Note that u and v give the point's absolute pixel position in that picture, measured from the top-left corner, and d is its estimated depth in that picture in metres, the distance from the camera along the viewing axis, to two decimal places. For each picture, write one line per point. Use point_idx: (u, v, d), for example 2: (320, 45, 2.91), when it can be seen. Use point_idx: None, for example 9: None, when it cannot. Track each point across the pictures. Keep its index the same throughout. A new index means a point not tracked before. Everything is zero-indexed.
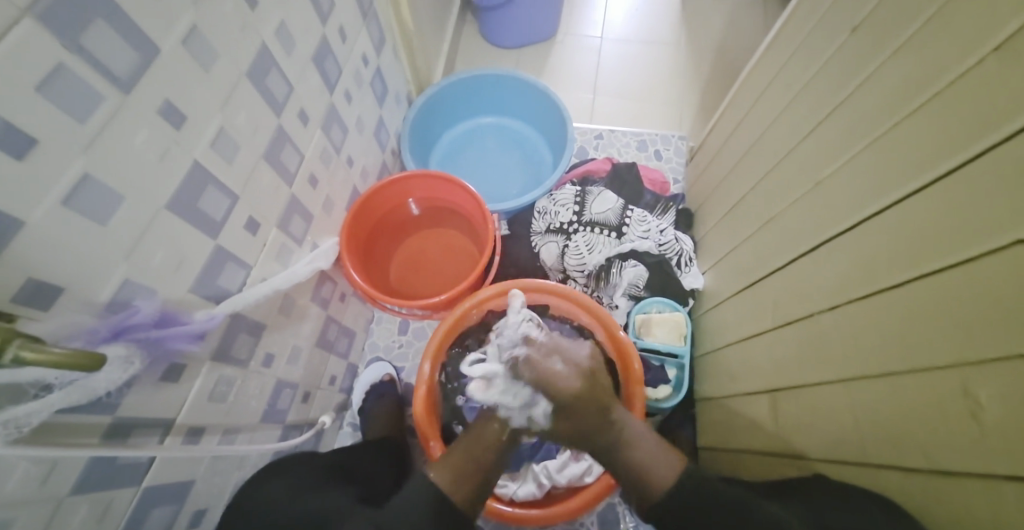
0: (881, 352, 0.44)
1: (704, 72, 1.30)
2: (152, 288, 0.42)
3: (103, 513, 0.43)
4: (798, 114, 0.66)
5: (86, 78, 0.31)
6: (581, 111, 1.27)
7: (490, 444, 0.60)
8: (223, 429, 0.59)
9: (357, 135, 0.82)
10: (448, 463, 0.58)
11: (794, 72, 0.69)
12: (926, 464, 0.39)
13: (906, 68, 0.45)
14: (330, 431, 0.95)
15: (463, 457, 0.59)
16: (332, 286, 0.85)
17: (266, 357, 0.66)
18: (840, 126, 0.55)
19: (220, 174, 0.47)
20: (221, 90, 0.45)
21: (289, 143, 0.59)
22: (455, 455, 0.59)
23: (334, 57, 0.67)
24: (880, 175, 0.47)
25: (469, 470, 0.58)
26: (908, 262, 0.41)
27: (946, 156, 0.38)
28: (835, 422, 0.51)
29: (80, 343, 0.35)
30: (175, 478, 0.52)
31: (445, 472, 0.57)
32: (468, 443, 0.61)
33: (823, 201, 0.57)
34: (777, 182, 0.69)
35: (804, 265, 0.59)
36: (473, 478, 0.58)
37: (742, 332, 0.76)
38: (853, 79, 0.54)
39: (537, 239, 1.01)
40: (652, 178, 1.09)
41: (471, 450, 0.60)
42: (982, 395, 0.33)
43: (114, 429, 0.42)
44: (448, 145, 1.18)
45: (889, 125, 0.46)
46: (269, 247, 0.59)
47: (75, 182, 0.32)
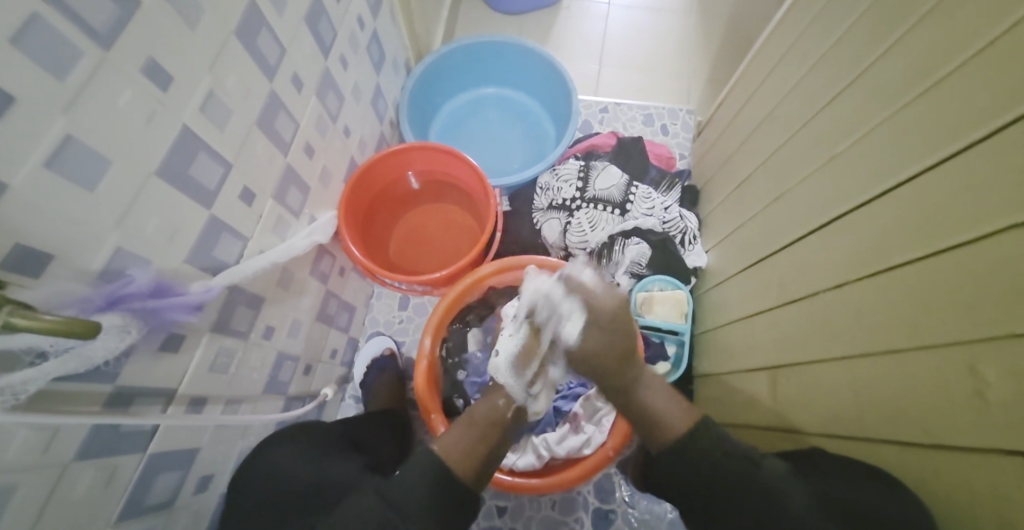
0: (886, 329, 0.44)
1: (714, 42, 1.26)
2: (144, 258, 0.41)
3: (108, 478, 0.44)
4: (814, 85, 0.63)
5: (62, 31, 0.29)
6: (585, 83, 1.23)
7: (493, 420, 0.62)
8: (225, 399, 0.59)
9: (353, 104, 0.79)
10: (460, 436, 0.58)
11: (812, 41, 0.66)
12: (926, 440, 0.39)
13: (934, 35, 0.42)
14: (333, 403, 0.96)
15: (473, 431, 0.59)
16: (332, 260, 0.85)
17: (267, 330, 0.66)
18: (859, 98, 0.53)
19: (211, 141, 0.46)
20: (209, 50, 0.43)
21: (283, 110, 0.57)
22: (458, 430, 0.59)
23: (328, 20, 0.65)
24: (900, 148, 0.45)
25: (476, 445, 0.58)
26: (921, 237, 0.40)
27: (971, 127, 0.36)
28: (836, 398, 0.51)
29: (74, 311, 0.34)
30: (179, 446, 0.53)
31: (450, 445, 0.57)
32: (471, 415, 0.62)
33: (835, 177, 0.55)
34: (789, 157, 0.67)
35: (812, 244, 0.58)
36: (483, 451, 0.58)
37: (745, 309, 0.76)
38: (875, 48, 0.51)
39: (538, 214, 0.99)
40: (657, 153, 1.07)
41: (475, 425, 0.60)
42: (990, 374, 0.33)
43: (115, 398, 0.42)
44: (448, 118, 1.15)
45: (910, 96, 0.44)
46: (266, 218, 0.58)
47: (59, 142, 0.31)
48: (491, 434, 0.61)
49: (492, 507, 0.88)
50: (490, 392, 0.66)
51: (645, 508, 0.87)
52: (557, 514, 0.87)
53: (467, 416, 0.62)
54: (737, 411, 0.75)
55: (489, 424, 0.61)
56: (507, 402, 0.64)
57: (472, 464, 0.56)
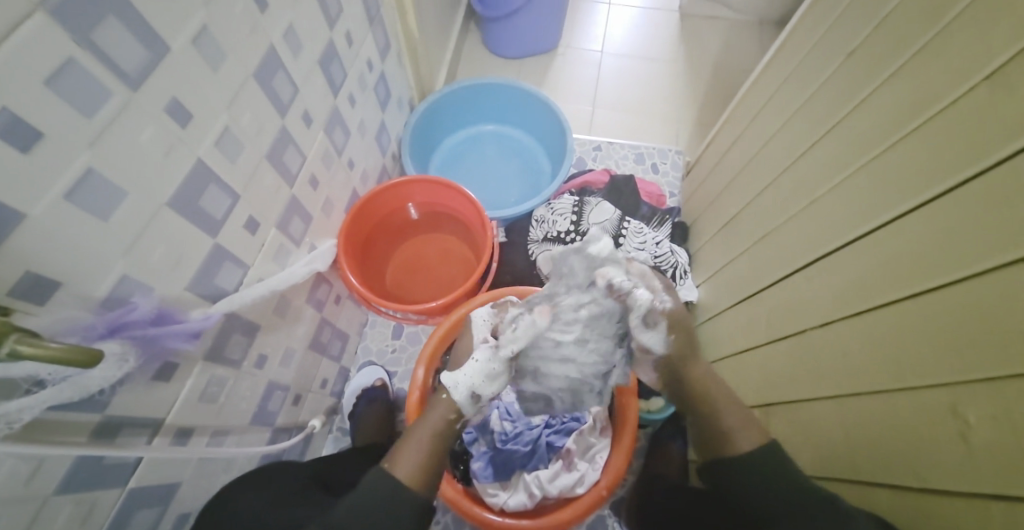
0: (871, 368, 0.45)
1: (702, 88, 1.33)
2: (149, 286, 0.41)
3: (85, 514, 0.42)
4: (794, 133, 0.67)
5: (93, 72, 0.31)
6: (579, 123, 1.28)
7: (444, 432, 0.58)
8: (211, 431, 0.58)
9: (358, 139, 0.82)
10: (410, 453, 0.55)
11: (791, 93, 0.70)
12: (917, 482, 0.39)
13: (901, 94, 0.46)
14: (319, 436, 0.94)
15: (425, 445, 0.56)
16: (328, 288, 0.85)
17: (259, 358, 0.65)
18: (834, 147, 0.57)
19: (221, 173, 0.47)
20: (228, 90, 0.45)
21: (292, 144, 0.59)
22: (410, 444, 0.56)
23: (339, 62, 0.68)
24: (874, 195, 0.48)
25: (426, 459, 0.55)
26: (900, 280, 0.42)
27: (940, 179, 0.39)
28: (828, 437, 0.51)
29: (76, 339, 0.35)
30: (161, 479, 0.51)
31: (405, 461, 0.54)
32: (423, 425, 0.58)
33: (817, 219, 0.58)
34: (773, 199, 0.70)
35: (797, 282, 0.60)
36: (433, 465, 0.55)
37: (736, 345, 0.77)
38: (849, 101, 0.55)
39: (534, 247, 1.01)
40: (649, 191, 1.11)
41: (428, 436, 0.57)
42: (971, 416, 0.34)
43: (102, 427, 0.41)
44: (448, 151, 1.18)
45: (882, 148, 0.47)
46: (267, 247, 0.59)
47: (79, 175, 0.32)
48: (442, 447, 0.57)
49: None
50: (433, 402, 0.60)
51: None
52: None
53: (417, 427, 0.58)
54: None
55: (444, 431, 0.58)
56: (458, 416, 0.59)
57: (421, 478, 0.53)
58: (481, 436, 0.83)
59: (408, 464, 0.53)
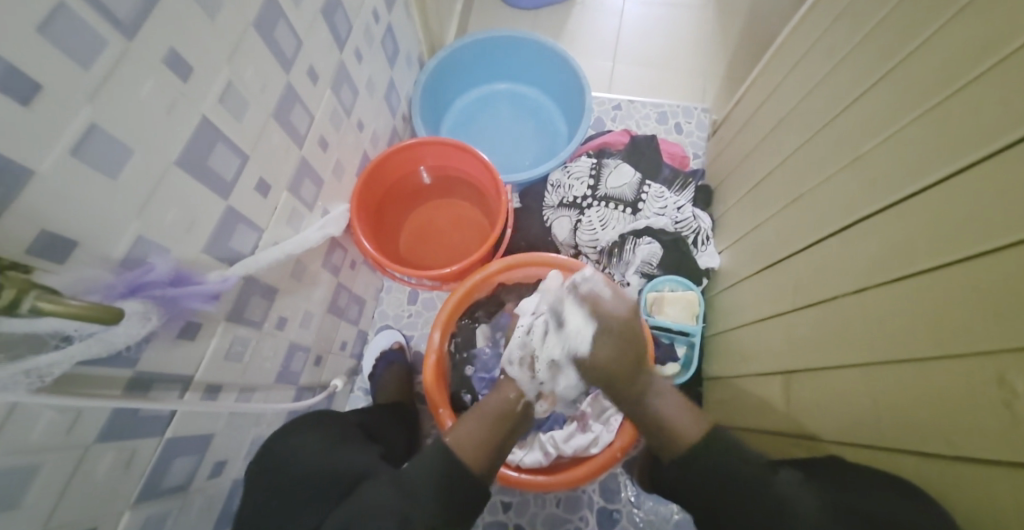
0: (911, 334, 0.43)
1: (732, 40, 1.24)
2: (164, 247, 0.42)
3: (126, 462, 0.45)
4: (839, 84, 0.62)
5: (88, 20, 0.30)
6: (599, 80, 1.22)
7: (503, 412, 0.65)
8: (239, 388, 0.60)
9: (367, 98, 0.80)
10: (471, 429, 0.61)
11: (837, 38, 0.64)
12: (952, 452, 0.38)
13: (969, 33, 0.41)
14: (342, 395, 0.97)
15: (483, 422, 0.63)
16: (343, 253, 0.85)
17: (279, 320, 0.67)
18: (886, 97, 0.52)
19: (228, 132, 0.46)
20: (228, 42, 0.43)
21: (298, 102, 0.58)
22: (473, 421, 0.63)
23: (343, 14, 0.65)
24: (930, 149, 0.44)
25: (483, 435, 0.61)
26: (949, 241, 0.39)
27: (1006, 129, 0.35)
28: (854, 404, 0.50)
29: (98, 297, 0.35)
30: (194, 432, 0.54)
31: (465, 433, 0.61)
32: (485, 408, 0.65)
33: (860, 178, 0.54)
34: (811, 158, 0.66)
35: (831, 246, 0.58)
36: (491, 441, 0.62)
37: (759, 312, 0.75)
38: (907, 44, 0.50)
39: (549, 212, 0.99)
40: (671, 152, 1.06)
41: (487, 417, 0.64)
42: (1019, 385, 0.32)
43: (134, 382, 0.43)
44: (461, 114, 1.15)
45: (941, 98, 0.43)
46: (280, 210, 0.59)
47: (83, 129, 0.31)
48: (499, 424, 0.64)
49: (498, 502, 0.89)
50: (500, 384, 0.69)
51: (650, 508, 0.87)
52: (562, 512, 0.87)
53: (480, 408, 0.66)
54: (747, 411, 0.75)
55: (500, 416, 0.65)
56: (519, 397, 0.67)
57: (479, 455, 0.59)
58: None
59: (468, 439, 0.60)
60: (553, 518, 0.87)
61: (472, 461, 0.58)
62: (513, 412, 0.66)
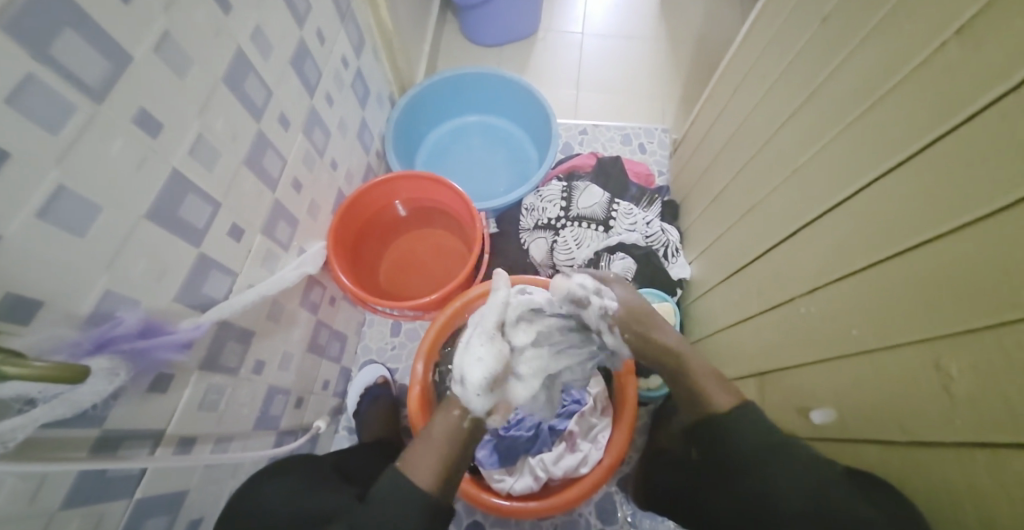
0: (858, 330, 0.45)
1: (685, 64, 1.32)
2: (133, 300, 0.41)
3: (95, 526, 0.43)
4: (774, 103, 0.67)
5: (55, 87, 0.30)
6: (564, 108, 1.27)
7: (454, 434, 0.56)
8: (215, 438, 0.59)
9: (340, 138, 0.81)
10: (423, 458, 0.54)
11: (770, 61, 0.70)
12: (904, 437, 0.40)
13: (874, 55, 0.46)
14: (326, 436, 0.95)
15: (437, 449, 0.55)
16: (321, 290, 0.85)
17: (257, 364, 0.66)
18: (814, 113, 0.56)
19: (200, 182, 0.47)
20: (197, 97, 0.44)
21: (270, 147, 0.59)
22: (422, 448, 0.55)
23: (313, 61, 0.67)
24: (853, 159, 0.48)
25: (440, 459, 0.54)
26: (880, 240, 0.43)
27: (913, 139, 0.39)
28: (819, 400, 0.52)
29: (63, 356, 0.35)
30: (167, 489, 0.52)
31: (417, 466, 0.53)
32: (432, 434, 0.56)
33: (800, 188, 0.58)
34: (757, 171, 0.70)
35: (784, 252, 0.61)
36: (449, 464, 0.54)
37: (729, 319, 0.78)
38: (826, 66, 0.54)
39: (525, 235, 1.01)
40: (637, 171, 1.10)
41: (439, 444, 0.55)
42: (953, 368, 0.34)
43: (102, 442, 0.42)
44: (433, 146, 1.18)
45: (858, 112, 0.48)
46: (254, 252, 0.59)
47: (51, 193, 0.32)
48: (456, 449, 0.56)
49: None
50: (443, 403, 0.59)
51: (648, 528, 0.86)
52: None
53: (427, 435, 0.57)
54: None
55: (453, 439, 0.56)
56: (467, 415, 0.57)
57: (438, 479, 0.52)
58: None
59: (424, 468, 0.52)
60: None
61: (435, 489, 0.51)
62: (465, 431, 0.57)
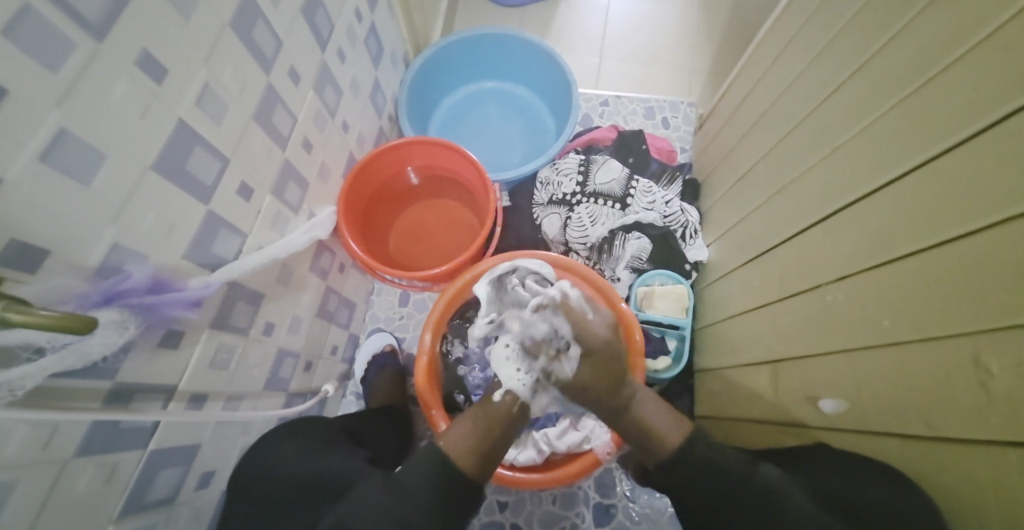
0: (890, 320, 0.43)
1: (716, 35, 1.25)
2: (141, 254, 0.40)
3: (109, 475, 0.44)
4: (817, 76, 0.62)
5: (55, 21, 0.29)
6: (586, 77, 1.22)
7: (491, 416, 0.59)
8: (226, 396, 0.59)
9: (352, 98, 0.79)
10: (460, 432, 0.57)
11: (816, 30, 0.65)
12: (930, 432, 0.39)
13: (938, 23, 0.42)
14: (334, 400, 0.96)
15: (477, 425, 0.58)
16: (331, 256, 0.84)
17: (267, 326, 0.66)
18: (863, 86, 0.52)
19: (208, 135, 0.45)
20: (204, 43, 0.42)
21: (280, 103, 0.57)
22: (460, 424, 0.58)
23: (325, 12, 0.64)
24: (904, 138, 0.44)
25: (479, 438, 0.57)
26: (925, 228, 0.40)
27: (975, 116, 0.36)
28: (838, 391, 0.50)
29: (71, 307, 0.34)
30: (179, 443, 0.52)
31: (444, 433, 0.57)
32: (463, 410, 0.61)
33: (839, 168, 0.54)
34: (792, 150, 0.67)
35: (814, 236, 0.58)
36: (486, 446, 0.57)
37: (746, 304, 0.75)
38: (880, 35, 0.50)
39: (539, 210, 0.99)
40: (658, 147, 1.06)
41: (466, 417, 0.59)
42: (994, 366, 0.32)
43: (114, 394, 0.42)
44: (448, 112, 1.14)
45: (914, 87, 0.44)
46: (264, 213, 0.58)
47: (53, 136, 0.30)
48: (493, 430, 0.58)
49: (493, 502, 0.88)
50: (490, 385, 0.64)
51: (645, 502, 0.87)
52: (558, 509, 0.87)
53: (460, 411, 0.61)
54: (737, 403, 0.75)
55: (479, 412, 0.60)
56: (518, 400, 0.60)
57: (472, 454, 0.55)
58: None
59: (457, 440, 0.56)
60: (549, 515, 0.87)
61: (462, 459, 0.54)
62: (509, 414, 0.59)
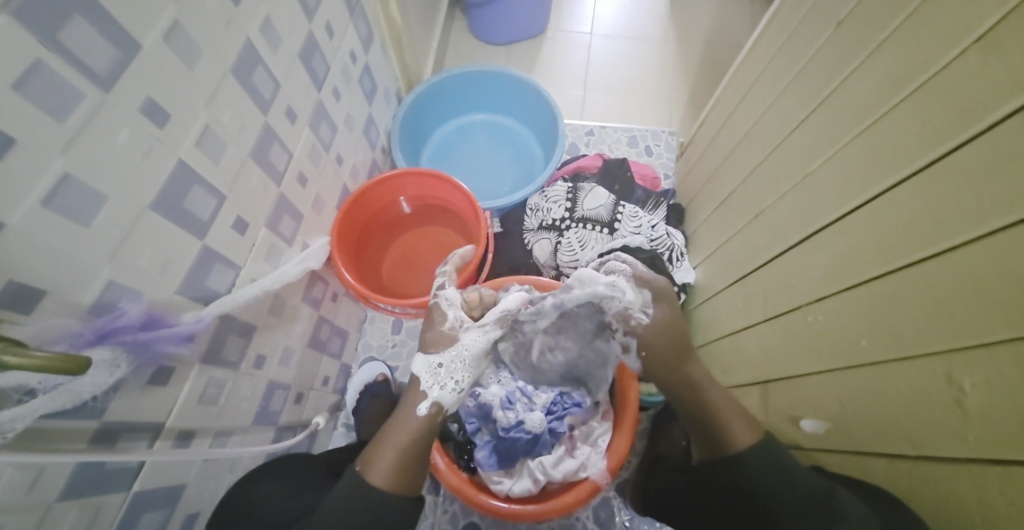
0: (867, 340, 0.45)
1: (693, 68, 1.31)
2: (136, 290, 0.41)
3: (91, 519, 0.43)
4: (785, 108, 0.66)
5: (63, 74, 0.30)
6: (571, 108, 1.27)
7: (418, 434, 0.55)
8: (214, 432, 0.58)
9: (346, 133, 0.81)
10: (387, 457, 0.54)
11: (782, 66, 0.69)
12: (914, 452, 0.40)
13: (890, 63, 0.45)
14: (324, 432, 0.94)
15: (402, 447, 0.55)
16: (324, 286, 0.85)
17: (258, 359, 0.65)
18: (827, 118, 0.56)
19: (205, 173, 0.46)
20: (205, 88, 0.44)
21: (276, 141, 0.58)
22: (385, 444, 0.55)
23: (321, 55, 0.67)
24: (865, 167, 0.47)
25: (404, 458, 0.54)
26: (893, 250, 0.42)
27: (929, 148, 0.38)
28: (825, 411, 0.52)
29: (65, 346, 0.34)
30: (165, 482, 0.51)
31: (380, 465, 0.53)
32: (401, 431, 0.56)
33: (810, 194, 0.57)
34: (767, 177, 0.70)
35: (791, 259, 0.60)
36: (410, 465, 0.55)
37: (733, 325, 0.77)
38: (841, 71, 0.54)
39: (529, 235, 1.01)
40: (643, 174, 1.10)
41: (405, 443, 0.55)
42: (966, 383, 0.34)
43: (101, 433, 0.41)
44: (439, 143, 1.17)
45: (871, 120, 0.47)
46: (258, 247, 0.58)
47: (56, 181, 0.31)
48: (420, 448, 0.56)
49: None
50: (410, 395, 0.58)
51: None
52: None
53: (397, 430, 0.56)
54: None
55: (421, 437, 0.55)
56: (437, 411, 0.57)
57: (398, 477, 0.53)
58: (483, 425, 0.80)
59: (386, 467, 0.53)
60: None
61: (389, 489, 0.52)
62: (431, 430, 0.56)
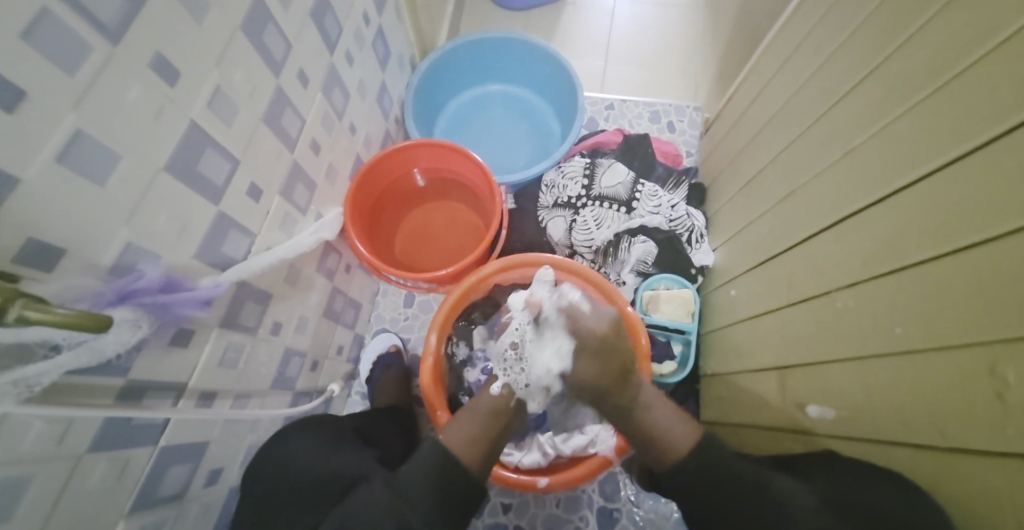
0: (903, 328, 0.43)
1: (723, 39, 1.25)
2: (155, 254, 0.41)
3: (120, 470, 0.44)
4: (828, 80, 0.62)
5: (74, 27, 0.30)
6: (591, 80, 1.23)
7: (493, 412, 0.65)
8: (234, 394, 0.60)
9: (359, 101, 0.80)
10: (462, 427, 0.62)
11: (825, 35, 0.65)
12: (944, 442, 0.39)
13: (954, 26, 0.41)
14: (339, 399, 0.97)
15: (473, 423, 0.63)
16: (338, 257, 0.85)
17: (274, 326, 0.66)
18: (877, 90, 0.52)
19: (218, 136, 0.46)
20: (215, 46, 0.43)
21: (289, 106, 0.58)
22: (462, 420, 0.63)
23: (333, 16, 0.65)
24: (916, 142, 0.44)
25: (473, 433, 0.61)
26: (941, 233, 0.39)
27: (993, 123, 0.36)
28: (846, 399, 0.50)
29: (86, 305, 0.35)
30: (189, 440, 0.53)
31: (456, 433, 0.61)
32: (477, 406, 0.65)
33: (850, 173, 0.54)
34: (801, 154, 0.66)
35: (823, 240, 0.58)
36: (482, 439, 0.62)
37: (753, 309, 0.76)
38: (893, 40, 0.50)
39: (544, 212, 0.99)
40: (664, 150, 1.06)
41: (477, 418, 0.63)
42: (1010, 375, 0.32)
43: (127, 391, 0.43)
44: (454, 115, 1.15)
45: (928, 92, 0.44)
46: (273, 214, 0.58)
47: (69, 136, 0.31)
48: (491, 426, 0.64)
49: (497, 504, 0.89)
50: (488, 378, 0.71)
51: (650, 507, 0.87)
52: (562, 512, 0.87)
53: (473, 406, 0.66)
54: (744, 408, 0.75)
55: (492, 416, 0.64)
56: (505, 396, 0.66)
57: (472, 449, 0.60)
58: None
59: (460, 437, 0.61)
60: (552, 517, 0.87)
61: (465, 456, 0.59)
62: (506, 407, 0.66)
